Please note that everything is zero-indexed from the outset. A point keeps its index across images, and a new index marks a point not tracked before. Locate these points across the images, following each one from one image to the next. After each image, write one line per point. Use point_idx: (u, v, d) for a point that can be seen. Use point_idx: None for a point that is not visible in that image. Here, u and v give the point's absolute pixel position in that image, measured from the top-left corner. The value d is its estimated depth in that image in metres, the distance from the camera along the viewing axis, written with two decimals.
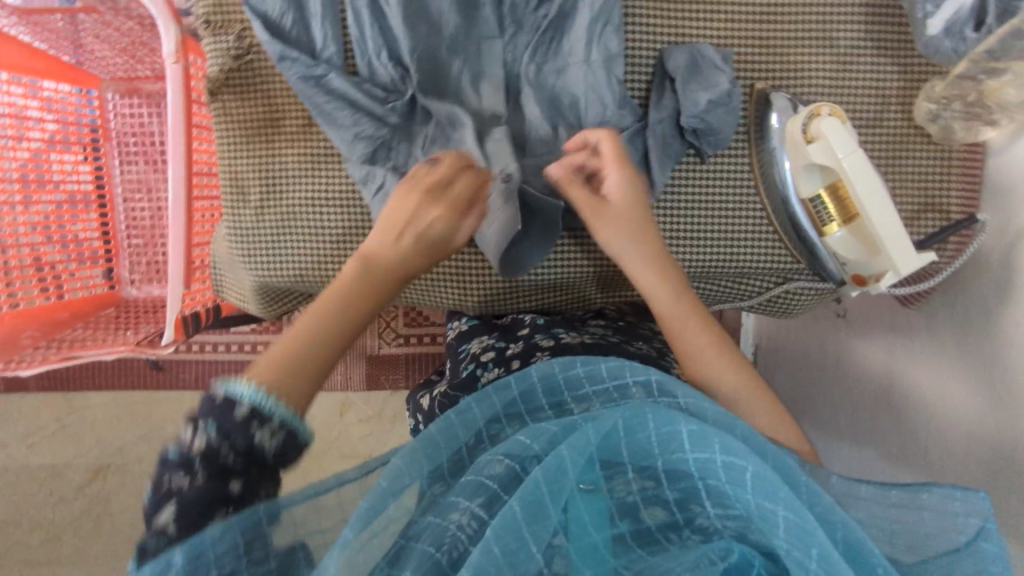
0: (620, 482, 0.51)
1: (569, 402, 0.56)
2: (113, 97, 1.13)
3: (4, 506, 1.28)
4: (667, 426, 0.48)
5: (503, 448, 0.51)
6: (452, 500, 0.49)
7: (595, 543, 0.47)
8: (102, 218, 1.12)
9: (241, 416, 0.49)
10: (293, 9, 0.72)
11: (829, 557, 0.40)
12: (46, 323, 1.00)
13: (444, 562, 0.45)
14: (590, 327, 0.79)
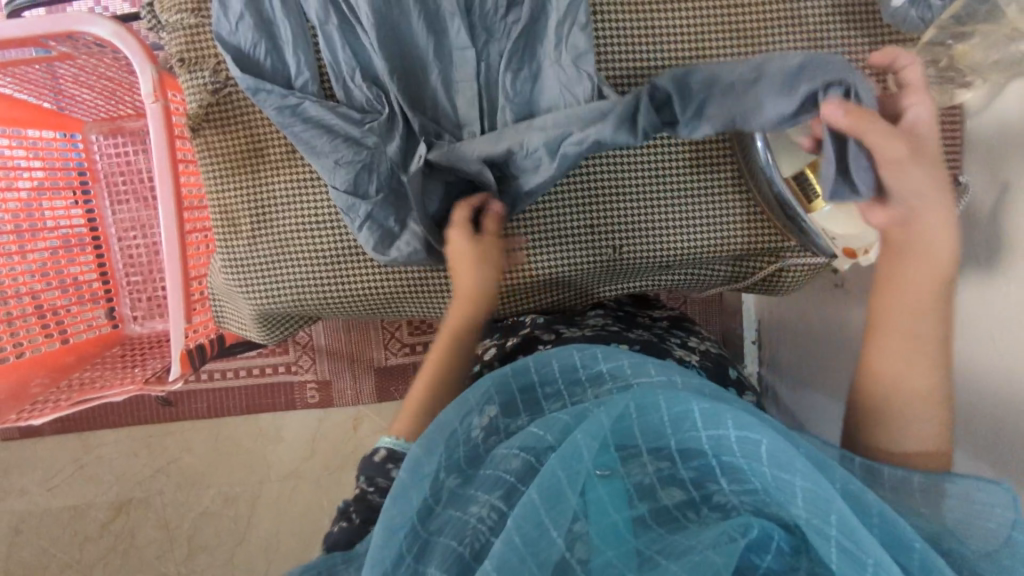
0: (635, 465, 0.52)
1: (584, 385, 0.56)
2: (97, 139, 1.14)
3: (31, 552, 1.29)
4: (679, 406, 0.49)
5: (519, 442, 0.52)
6: (471, 493, 0.51)
7: (615, 523, 0.48)
8: (98, 259, 1.13)
9: (379, 457, 0.67)
10: (265, 40, 0.73)
11: (849, 516, 0.42)
12: (53, 368, 1.02)
13: (467, 554, 0.46)
14: (590, 318, 0.79)
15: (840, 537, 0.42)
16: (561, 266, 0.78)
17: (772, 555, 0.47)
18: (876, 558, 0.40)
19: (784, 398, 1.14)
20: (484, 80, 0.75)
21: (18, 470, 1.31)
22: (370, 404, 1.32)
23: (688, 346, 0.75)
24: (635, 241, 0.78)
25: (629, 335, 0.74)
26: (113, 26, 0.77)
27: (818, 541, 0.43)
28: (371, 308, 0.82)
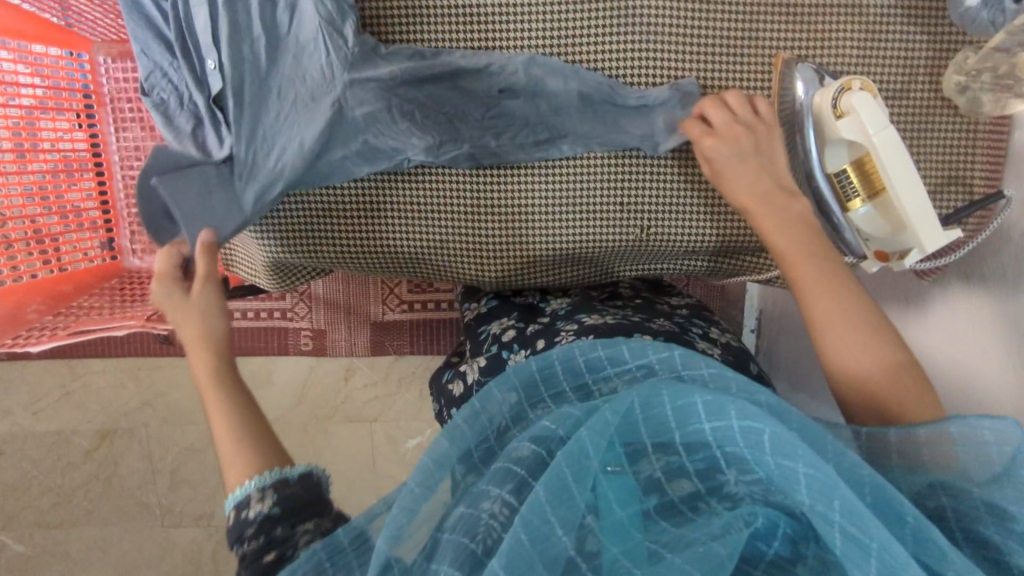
0: (643, 461, 0.47)
1: (591, 384, 0.55)
2: (105, 61, 1.08)
3: (13, 471, 1.29)
4: (683, 399, 0.45)
5: (530, 434, 0.49)
6: (482, 488, 0.48)
7: (621, 521, 0.44)
8: (101, 186, 1.10)
9: (248, 501, 0.53)
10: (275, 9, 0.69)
11: (853, 510, 0.39)
12: (51, 296, 0.99)
13: (479, 552, 0.44)
14: (608, 306, 0.78)
15: (844, 522, 0.39)
16: (585, 240, 0.77)
17: (779, 542, 0.44)
18: (879, 541, 0.38)
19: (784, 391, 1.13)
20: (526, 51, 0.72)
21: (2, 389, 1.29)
22: (363, 356, 1.32)
23: (709, 338, 0.75)
24: (662, 224, 0.76)
25: (648, 325, 0.72)
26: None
27: (821, 528, 0.40)
28: (387, 266, 0.80)
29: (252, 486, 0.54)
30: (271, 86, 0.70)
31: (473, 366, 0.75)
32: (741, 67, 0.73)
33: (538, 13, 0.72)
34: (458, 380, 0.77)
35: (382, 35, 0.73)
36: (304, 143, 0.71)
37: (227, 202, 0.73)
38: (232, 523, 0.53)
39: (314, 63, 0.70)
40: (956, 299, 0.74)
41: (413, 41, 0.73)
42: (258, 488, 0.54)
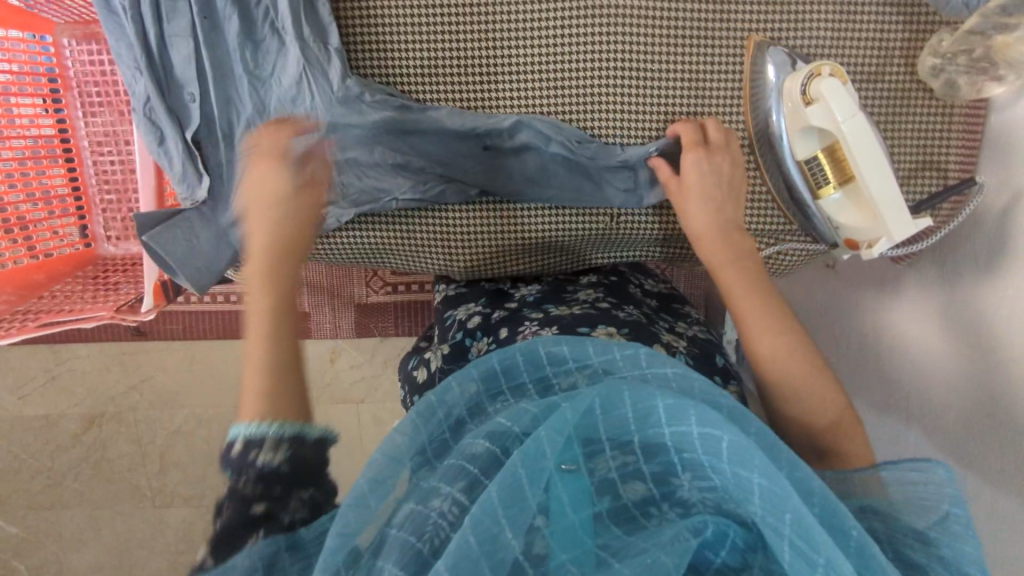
0: (597, 458, 0.46)
1: (553, 379, 0.51)
2: (70, 44, 1.05)
3: (3, 455, 1.30)
4: (645, 400, 0.44)
5: (485, 430, 0.47)
6: (433, 484, 0.45)
7: (572, 524, 0.43)
8: (70, 173, 1.07)
9: (242, 452, 0.47)
10: (238, 15, 0.67)
11: (805, 530, 0.37)
12: (20, 286, 0.98)
13: (425, 552, 0.41)
14: (578, 294, 0.76)
15: (794, 537, 0.38)
16: (552, 230, 0.76)
17: (726, 551, 0.44)
18: (826, 556, 0.36)
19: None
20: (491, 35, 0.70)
21: None
22: (347, 339, 1.31)
23: (676, 333, 0.74)
24: (629, 211, 0.75)
25: (618, 314, 0.71)
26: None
27: (771, 541, 0.39)
28: (358, 260, 0.79)
29: (263, 432, 0.47)
30: (260, 128, 0.71)
31: (438, 352, 0.74)
32: (711, 45, 0.70)
33: (514, 21, 0.70)
34: (422, 366, 0.75)
35: (368, 73, 0.71)
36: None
37: (215, 237, 0.73)
38: (230, 460, 0.47)
39: (300, 105, 0.70)
40: (935, 293, 0.73)
41: (371, 26, 0.70)
42: (276, 435, 0.47)
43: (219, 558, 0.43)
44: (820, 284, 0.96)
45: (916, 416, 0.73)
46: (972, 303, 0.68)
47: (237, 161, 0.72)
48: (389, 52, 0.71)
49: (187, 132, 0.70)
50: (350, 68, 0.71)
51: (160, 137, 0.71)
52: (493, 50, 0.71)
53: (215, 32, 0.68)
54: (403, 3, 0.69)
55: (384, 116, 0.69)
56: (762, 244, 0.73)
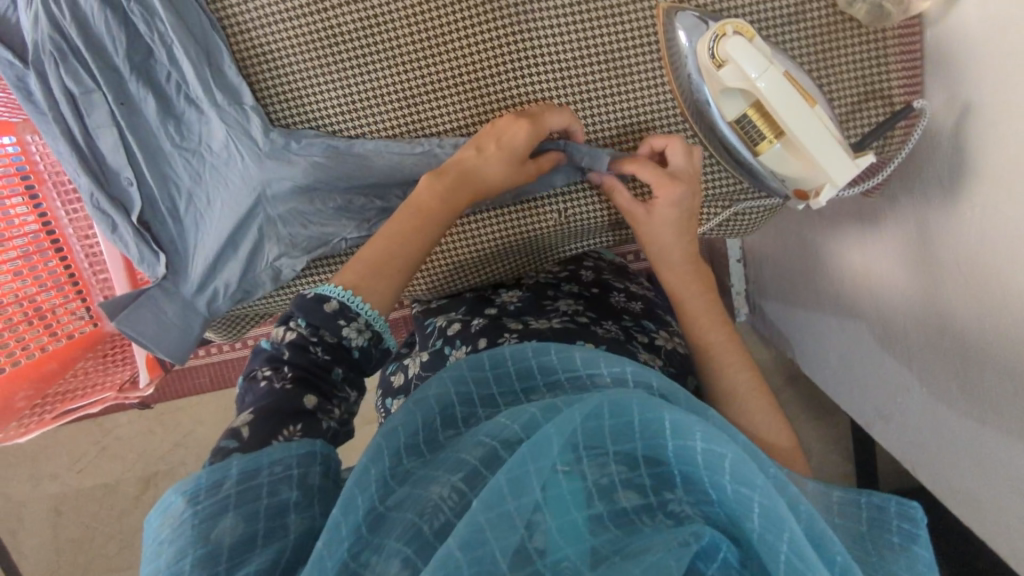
0: (596, 464, 0.44)
1: (540, 388, 0.52)
2: (34, 139, 0.98)
3: (72, 529, 1.25)
4: (651, 412, 0.43)
5: (486, 431, 0.46)
6: (433, 473, 0.45)
7: (576, 520, 0.42)
8: (63, 263, 1.01)
9: (330, 310, 0.55)
10: (153, 97, 0.71)
11: (802, 544, 0.37)
12: (38, 380, 0.95)
13: (428, 531, 0.41)
14: (558, 303, 0.76)
15: (790, 554, 0.38)
16: (500, 231, 0.78)
17: (718, 565, 0.41)
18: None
19: (811, 373, 1.11)
20: (405, 60, 0.70)
21: (41, 460, 1.27)
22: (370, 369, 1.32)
23: (653, 347, 0.71)
24: (574, 198, 0.77)
25: (595, 330, 0.70)
26: (18, 60, 0.71)
27: (767, 557, 0.39)
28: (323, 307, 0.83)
29: (356, 311, 0.55)
30: (202, 198, 0.74)
31: (417, 359, 0.75)
32: (615, 24, 0.70)
33: (417, 43, 0.69)
34: (400, 372, 0.78)
35: (291, 123, 0.72)
36: (243, 240, 0.74)
37: (182, 308, 0.76)
38: (317, 311, 0.55)
39: (231, 167, 0.72)
40: (924, 238, 0.73)
41: (284, 77, 0.70)
42: (362, 317, 0.56)
43: (257, 426, 0.48)
44: (822, 232, 0.94)
45: (974, 337, 0.68)
46: (967, 239, 0.66)
47: (188, 232, 0.76)
48: (306, 100, 0.71)
49: (133, 216, 0.74)
50: (271, 123, 0.72)
51: (111, 226, 0.74)
52: (402, 77, 0.70)
53: (136, 116, 0.72)
54: (307, 49, 0.69)
55: (311, 164, 0.71)
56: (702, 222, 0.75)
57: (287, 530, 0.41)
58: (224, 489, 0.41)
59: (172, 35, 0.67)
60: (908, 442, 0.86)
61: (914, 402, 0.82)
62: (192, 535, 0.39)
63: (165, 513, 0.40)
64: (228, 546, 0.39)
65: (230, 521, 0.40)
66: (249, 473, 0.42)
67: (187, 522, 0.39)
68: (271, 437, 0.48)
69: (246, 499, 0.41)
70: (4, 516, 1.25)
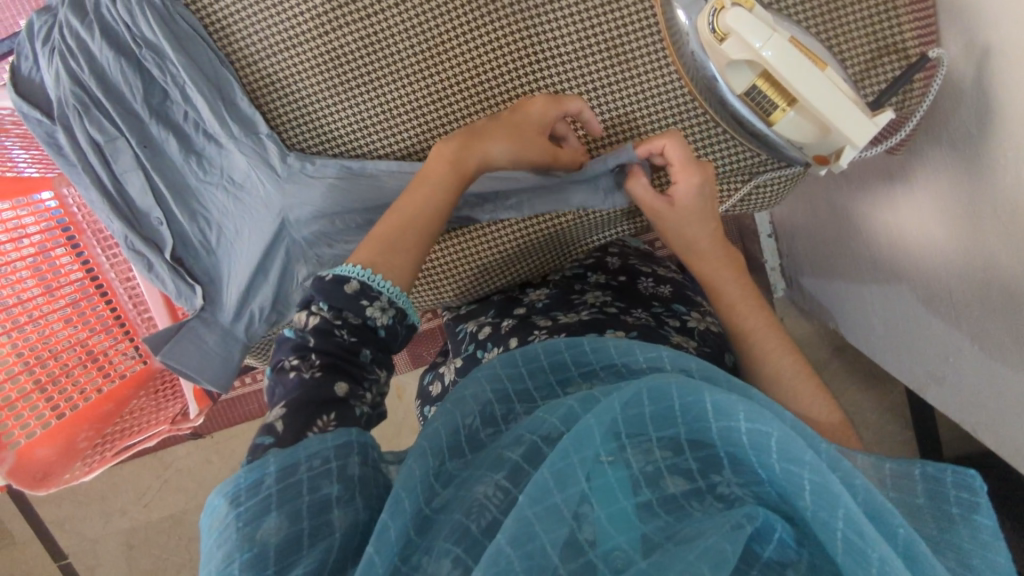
0: (640, 451, 0.44)
1: (577, 379, 0.52)
2: (71, 192, 1.01)
3: (145, 560, 1.30)
4: (692, 396, 0.43)
5: (528, 427, 0.46)
6: (476, 474, 0.45)
7: (626, 509, 0.41)
8: (110, 306, 1.04)
9: (351, 291, 0.54)
10: (173, 136, 0.73)
11: (857, 518, 0.37)
12: (96, 420, 0.98)
13: (475, 530, 0.41)
14: (587, 296, 0.75)
15: (846, 530, 0.37)
16: (527, 243, 0.79)
17: (774, 544, 0.41)
18: (881, 551, 0.36)
19: (857, 342, 1.07)
20: (412, 72, 0.71)
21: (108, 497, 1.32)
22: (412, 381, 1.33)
23: (686, 330, 0.71)
24: (602, 215, 0.79)
25: (625, 318, 0.69)
26: (45, 117, 0.74)
27: (824, 536, 0.38)
28: None
29: (377, 290, 0.55)
30: (230, 229, 0.76)
31: (451, 367, 0.76)
32: (614, 11, 0.70)
33: (420, 55, 0.70)
34: (436, 381, 0.79)
35: (308, 146, 0.74)
36: (272, 267, 0.77)
37: (221, 337, 0.79)
38: (338, 293, 0.54)
39: (254, 196, 0.74)
40: (960, 189, 0.70)
41: (296, 102, 0.72)
42: (384, 295, 0.55)
43: (290, 420, 0.48)
44: (852, 195, 0.91)
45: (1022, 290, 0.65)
46: (1003, 188, 0.64)
47: (220, 262, 0.78)
48: (319, 122, 0.73)
49: (166, 254, 0.76)
50: (289, 148, 0.74)
51: (147, 265, 0.77)
52: (409, 89, 0.72)
53: (159, 156, 0.74)
54: (316, 72, 0.71)
55: (330, 184, 0.72)
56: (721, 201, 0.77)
57: (332, 528, 0.42)
58: (264, 487, 0.42)
59: (184, 75, 0.69)
60: (964, 402, 0.83)
61: (967, 361, 0.79)
62: (237, 538, 0.40)
63: (214, 516, 0.42)
64: (274, 545, 0.40)
65: (274, 521, 0.41)
66: (287, 469, 0.43)
67: (232, 525, 0.40)
68: (307, 429, 0.48)
69: (288, 496, 0.42)
70: (79, 553, 1.30)
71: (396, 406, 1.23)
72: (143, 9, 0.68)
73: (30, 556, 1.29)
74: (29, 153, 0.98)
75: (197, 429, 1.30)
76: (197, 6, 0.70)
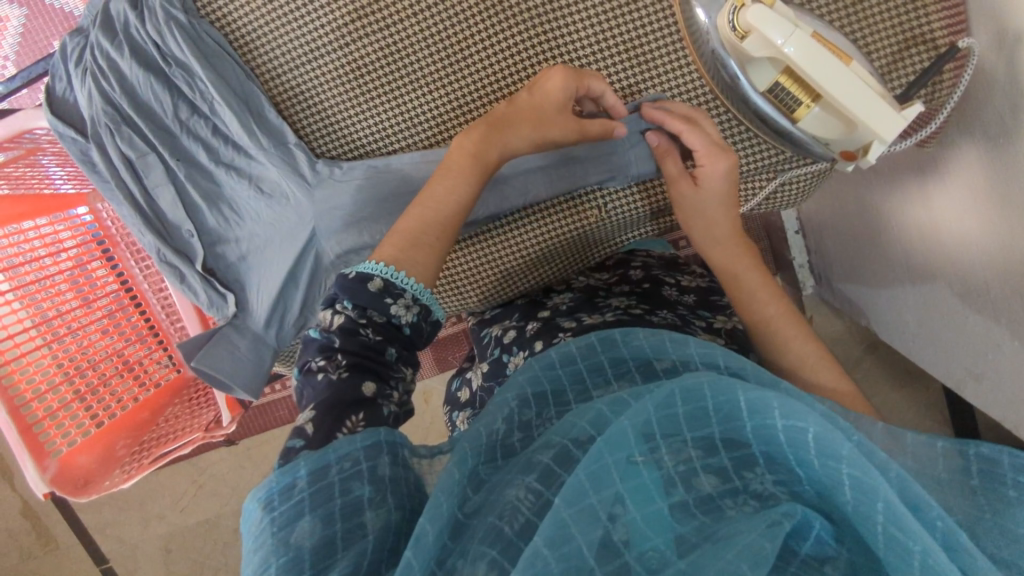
0: (672, 451, 0.43)
1: (614, 380, 0.52)
2: (105, 207, 1.05)
3: (183, 564, 1.33)
4: (725, 395, 0.42)
5: (561, 430, 0.46)
6: (508, 478, 0.45)
7: (661, 511, 0.41)
8: (143, 316, 1.06)
9: (376, 289, 0.54)
10: (204, 150, 0.75)
11: (898, 512, 0.36)
12: (133, 428, 1.00)
13: (509, 532, 0.41)
14: (612, 300, 0.75)
15: (887, 522, 0.36)
16: (549, 239, 0.79)
17: (812, 542, 0.40)
18: (924, 543, 0.35)
19: (891, 338, 1.05)
20: (433, 81, 0.72)
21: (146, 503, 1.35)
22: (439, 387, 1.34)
23: (713, 330, 0.70)
24: (618, 195, 0.78)
25: (652, 318, 0.69)
26: (79, 136, 0.76)
27: (865, 531, 0.38)
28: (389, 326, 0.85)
29: (401, 287, 0.55)
30: (261, 238, 0.78)
31: (478, 372, 0.76)
32: (633, 14, 0.70)
33: (440, 63, 0.71)
34: (464, 387, 0.79)
35: (335, 155, 0.75)
36: (301, 275, 0.78)
37: (252, 343, 0.79)
38: (361, 291, 0.54)
39: (284, 203, 0.75)
40: (996, 181, 0.68)
41: (322, 112, 0.73)
42: (409, 291, 0.56)
43: (320, 421, 0.49)
44: (883, 190, 0.89)
45: None
46: None
47: (248, 272, 0.80)
48: (345, 130, 0.74)
49: (197, 265, 0.78)
50: (316, 157, 0.75)
51: (179, 276, 0.79)
52: (430, 96, 0.72)
53: (189, 169, 0.76)
54: (341, 82, 0.72)
55: (353, 189, 0.73)
56: (745, 199, 0.76)
57: (365, 531, 0.42)
58: (298, 490, 0.43)
59: (212, 91, 0.70)
60: (1004, 401, 0.81)
61: (1006, 358, 0.77)
62: (273, 543, 0.41)
63: (250, 521, 0.43)
64: (310, 548, 0.41)
65: (307, 525, 0.41)
66: (319, 471, 0.44)
67: (267, 529, 0.41)
68: (336, 430, 0.49)
69: (320, 500, 0.43)
70: (120, 558, 1.33)
71: (423, 411, 1.23)
72: (171, 28, 0.69)
73: (72, 560, 1.33)
74: (65, 170, 1.01)
75: (229, 436, 1.32)
76: (221, 23, 0.71)
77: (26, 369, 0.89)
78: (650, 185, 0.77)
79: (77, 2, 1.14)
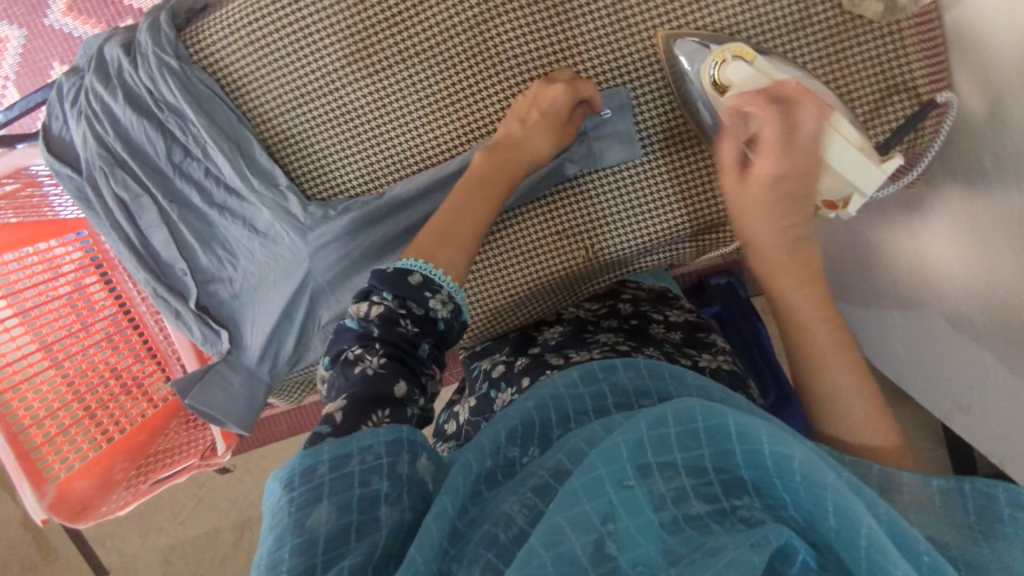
0: (664, 476, 0.43)
1: (613, 410, 0.52)
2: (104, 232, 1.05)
3: None
4: (717, 421, 0.43)
5: (565, 448, 0.46)
6: (501, 497, 0.46)
7: (653, 522, 0.40)
8: (142, 338, 1.07)
9: (414, 282, 0.54)
10: (196, 192, 0.76)
11: (880, 539, 0.37)
12: (133, 450, 1.01)
13: (505, 537, 0.42)
14: (601, 335, 0.76)
15: (868, 552, 0.37)
16: (541, 275, 0.79)
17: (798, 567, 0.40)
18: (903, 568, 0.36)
19: (879, 362, 1.06)
20: (423, 125, 0.73)
21: (145, 514, 1.36)
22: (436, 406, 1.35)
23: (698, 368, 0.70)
24: (611, 232, 0.78)
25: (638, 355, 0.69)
26: (75, 174, 0.77)
27: (848, 559, 0.38)
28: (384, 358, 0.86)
29: (439, 284, 0.55)
30: (253, 276, 0.79)
31: (466, 406, 0.77)
32: (622, 58, 0.72)
33: (427, 109, 0.72)
34: (452, 419, 0.79)
35: (325, 196, 0.76)
36: (295, 311, 0.78)
37: (246, 378, 0.81)
38: (403, 284, 0.54)
39: (277, 242, 0.76)
40: (978, 216, 0.69)
41: (313, 154, 0.74)
42: (444, 287, 0.55)
43: (347, 411, 0.48)
44: (869, 223, 0.91)
45: None
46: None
47: (243, 308, 0.81)
48: (335, 172, 0.75)
49: (191, 303, 0.79)
50: (308, 198, 0.76)
51: (175, 313, 0.80)
52: (420, 139, 0.73)
53: (181, 211, 0.77)
54: (333, 126, 0.73)
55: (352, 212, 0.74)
56: None
57: (379, 524, 0.42)
58: (317, 475, 0.43)
59: (205, 136, 0.72)
60: (988, 431, 0.82)
61: (990, 385, 0.77)
62: (290, 521, 0.41)
63: (270, 500, 0.43)
64: (324, 534, 0.41)
65: (325, 509, 0.41)
66: (341, 458, 0.44)
67: (284, 509, 0.42)
68: (362, 421, 0.47)
69: (338, 488, 0.43)
70: (120, 570, 1.34)
71: None
72: (164, 75, 0.71)
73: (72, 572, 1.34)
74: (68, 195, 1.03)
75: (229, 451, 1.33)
76: (215, 69, 0.73)
77: (25, 395, 0.91)
78: (643, 222, 0.77)
79: (77, 25, 1.14)
